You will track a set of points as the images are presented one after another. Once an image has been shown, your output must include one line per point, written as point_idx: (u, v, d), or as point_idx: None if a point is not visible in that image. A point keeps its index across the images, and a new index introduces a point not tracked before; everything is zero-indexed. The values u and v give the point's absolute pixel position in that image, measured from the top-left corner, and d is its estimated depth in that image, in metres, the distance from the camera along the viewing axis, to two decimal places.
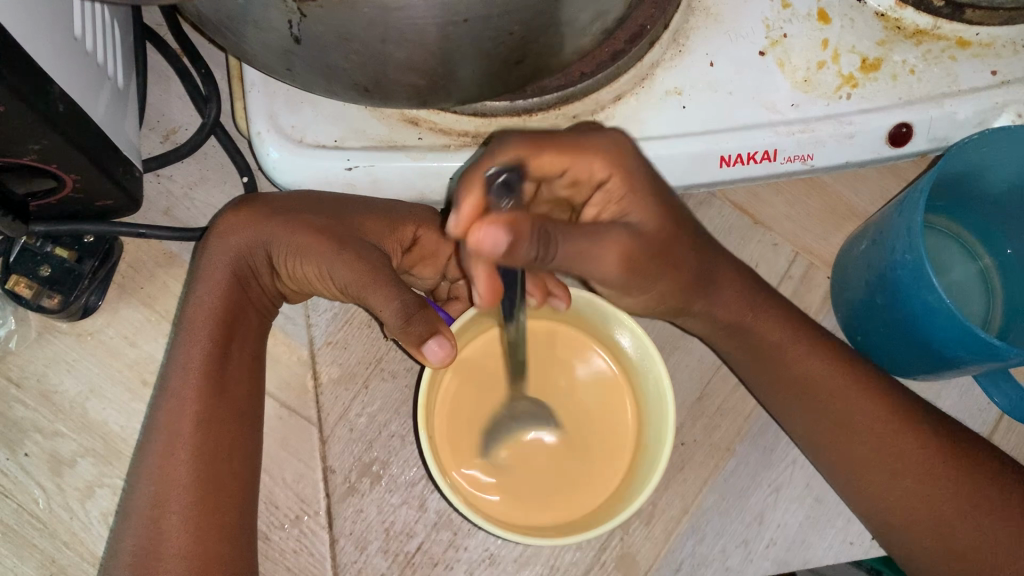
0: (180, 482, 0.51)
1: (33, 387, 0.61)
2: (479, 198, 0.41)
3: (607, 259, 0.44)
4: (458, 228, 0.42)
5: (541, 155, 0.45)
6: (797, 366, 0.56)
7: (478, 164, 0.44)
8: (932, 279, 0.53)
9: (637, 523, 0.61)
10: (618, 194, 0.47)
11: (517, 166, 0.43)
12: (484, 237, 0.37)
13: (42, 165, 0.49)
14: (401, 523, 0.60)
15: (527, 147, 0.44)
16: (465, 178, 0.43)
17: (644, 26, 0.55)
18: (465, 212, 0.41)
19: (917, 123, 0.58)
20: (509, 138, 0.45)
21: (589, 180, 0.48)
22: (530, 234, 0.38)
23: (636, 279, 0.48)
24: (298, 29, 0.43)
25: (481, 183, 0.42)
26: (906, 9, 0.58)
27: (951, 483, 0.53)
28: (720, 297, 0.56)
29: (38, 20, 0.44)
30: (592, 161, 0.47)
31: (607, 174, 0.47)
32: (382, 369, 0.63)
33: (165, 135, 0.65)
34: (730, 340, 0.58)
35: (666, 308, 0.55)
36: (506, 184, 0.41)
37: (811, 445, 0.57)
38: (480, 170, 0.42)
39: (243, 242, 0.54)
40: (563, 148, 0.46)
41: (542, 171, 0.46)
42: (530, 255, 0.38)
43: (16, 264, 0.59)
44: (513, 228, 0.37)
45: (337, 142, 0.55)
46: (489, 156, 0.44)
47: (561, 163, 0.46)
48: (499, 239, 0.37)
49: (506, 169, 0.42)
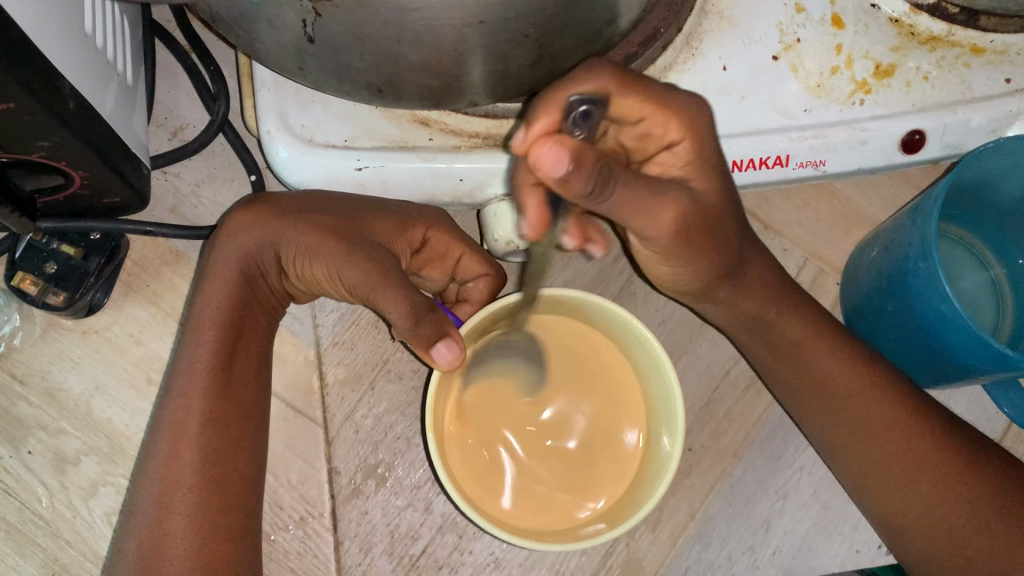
0: (185, 483, 0.50)
1: (36, 385, 0.60)
2: (555, 120, 0.40)
3: (660, 219, 0.45)
4: (523, 142, 0.40)
5: (625, 96, 0.43)
6: (813, 366, 0.56)
7: (558, 85, 0.42)
8: (944, 288, 0.52)
9: (643, 529, 0.61)
10: (688, 158, 0.47)
11: (602, 99, 0.41)
12: (546, 155, 0.37)
13: (52, 161, 0.49)
14: (406, 525, 0.60)
15: (612, 82, 0.42)
16: (542, 98, 0.41)
17: (658, 30, 0.54)
18: (537, 128, 0.40)
19: (929, 130, 0.57)
20: (596, 70, 0.43)
21: (660, 138, 0.47)
22: (590, 170, 0.37)
23: (677, 244, 0.49)
24: (313, 28, 0.43)
25: (559, 107, 0.40)
26: (920, 15, 0.58)
27: (966, 488, 0.52)
28: (744, 290, 0.56)
29: (50, 16, 0.43)
30: (670, 120, 0.45)
31: (680, 137, 0.46)
32: (389, 370, 0.63)
33: (173, 132, 0.65)
34: (753, 334, 0.58)
35: (693, 289, 0.56)
36: (586, 115, 0.40)
37: (830, 446, 0.58)
38: (565, 91, 0.41)
39: (251, 240, 0.53)
40: (651, 97, 0.44)
41: (620, 114, 0.45)
42: (585, 190, 0.38)
43: (21, 261, 0.58)
44: (579, 158, 0.37)
45: (347, 142, 0.54)
46: (571, 82, 0.41)
47: (640, 111, 0.44)
48: (559, 164, 0.37)
49: (588, 100, 0.40)
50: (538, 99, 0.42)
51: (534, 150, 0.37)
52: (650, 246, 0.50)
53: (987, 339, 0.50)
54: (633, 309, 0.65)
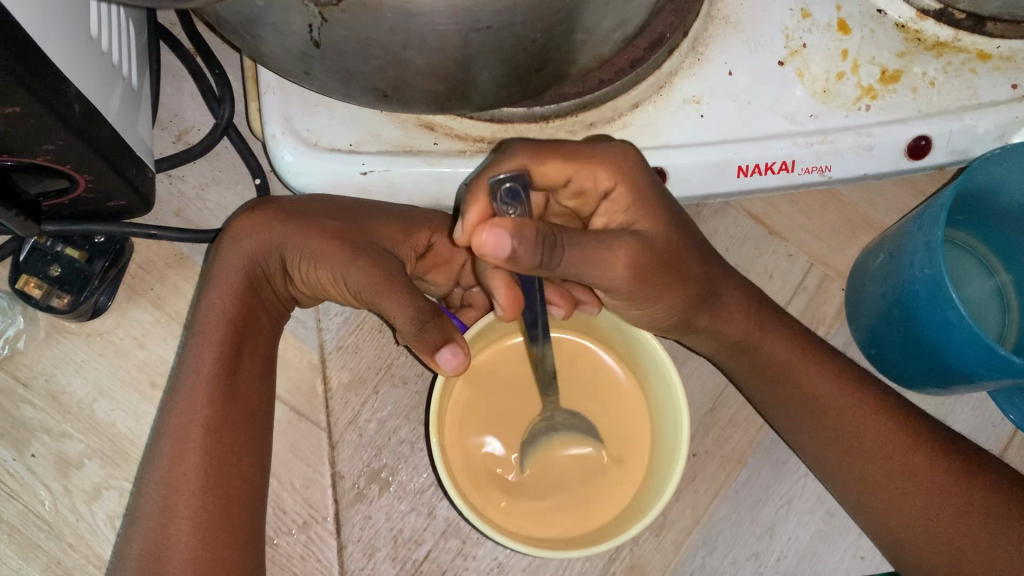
0: (189, 487, 0.50)
1: (40, 387, 0.60)
2: (485, 206, 0.45)
3: (613, 267, 0.46)
4: (462, 234, 0.45)
5: (543, 163, 0.46)
6: (804, 384, 0.56)
7: (483, 172, 0.46)
8: (950, 294, 0.52)
9: (647, 534, 0.60)
10: (622, 203, 0.48)
11: (523, 174, 0.45)
12: (489, 240, 0.39)
13: (56, 165, 0.49)
14: (409, 530, 0.59)
15: (530, 155, 0.46)
16: (472, 190, 0.46)
17: (663, 34, 0.55)
18: (471, 218, 0.45)
19: (935, 136, 0.57)
20: (517, 148, 0.47)
21: (594, 189, 0.49)
22: (532, 239, 0.40)
23: (641, 288, 0.48)
24: (319, 33, 0.42)
25: (487, 193, 0.45)
26: (927, 20, 0.58)
27: (966, 497, 0.53)
28: (725, 315, 0.55)
29: (56, 20, 0.43)
30: (597, 170, 0.47)
31: (612, 183, 0.48)
32: (393, 375, 0.63)
33: (177, 136, 0.65)
34: (741, 361, 0.58)
35: (671, 322, 0.54)
36: (511, 193, 0.44)
37: (821, 465, 0.57)
38: (488, 177, 0.45)
39: (257, 245, 0.53)
40: (567, 157, 0.47)
41: (550, 180, 0.47)
42: (534, 261, 0.41)
43: (25, 264, 0.58)
44: (518, 233, 0.39)
45: (352, 146, 0.54)
46: (491, 166, 0.46)
47: (566, 172, 0.47)
48: (502, 243, 0.39)
49: (513, 177, 0.44)
50: (466, 189, 0.46)
51: (474, 240, 0.40)
52: (613, 295, 0.49)
53: (992, 345, 0.50)
54: None
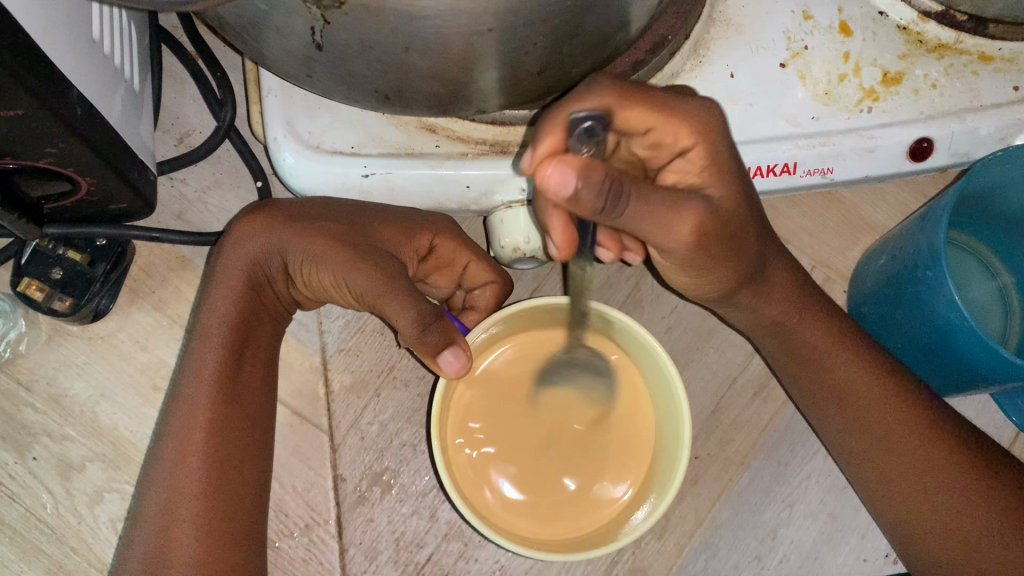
0: (190, 490, 0.50)
1: (42, 391, 0.60)
2: (558, 139, 0.43)
3: (678, 230, 0.44)
4: (530, 164, 0.44)
5: (627, 108, 0.44)
6: (835, 367, 0.56)
7: (561, 104, 0.44)
8: (953, 296, 0.52)
9: (649, 537, 0.60)
10: (701, 162, 0.47)
11: (605, 113, 0.43)
12: (552, 176, 0.39)
13: (58, 168, 0.49)
14: (411, 533, 0.59)
15: (615, 96, 0.44)
16: (547, 118, 0.44)
17: (664, 36, 0.55)
18: (543, 148, 0.43)
19: (938, 138, 0.57)
20: (605, 80, 0.45)
21: (671, 146, 0.47)
22: (598, 184, 0.39)
23: (698, 257, 0.48)
24: (321, 36, 0.42)
25: (563, 125, 0.43)
26: (928, 22, 0.58)
27: (980, 498, 0.52)
28: (769, 292, 0.55)
29: (58, 24, 0.43)
30: (680, 127, 0.46)
31: (692, 143, 0.46)
32: (394, 377, 0.62)
33: (179, 139, 0.65)
34: (775, 340, 0.58)
35: (716, 296, 0.54)
36: (588, 132, 0.42)
37: (847, 450, 0.57)
38: (568, 109, 0.43)
39: (259, 247, 0.53)
40: (660, 107, 0.45)
41: (629, 125, 0.46)
42: (596, 207, 0.40)
43: (28, 266, 0.58)
44: (585, 175, 0.38)
45: (353, 148, 0.54)
46: (575, 96, 0.44)
47: (649, 122, 0.45)
48: (566, 180, 0.38)
49: (592, 115, 0.42)
50: (542, 117, 0.44)
51: (540, 172, 0.40)
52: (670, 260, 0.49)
53: (995, 346, 0.50)
54: (640, 316, 0.65)
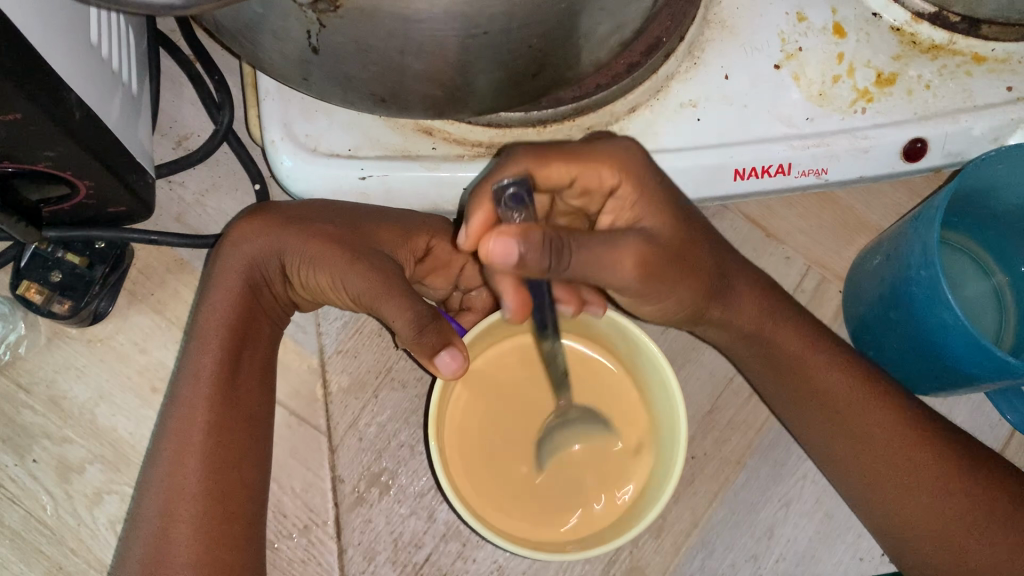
0: (188, 491, 0.51)
1: (41, 393, 0.60)
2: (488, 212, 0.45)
3: (622, 265, 0.44)
4: (467, 240, 0.46)
5: (546, 168, 0.46)
6: (817, 377, 0.56)
7: (488, 177, 0.46)
8: (945, 295, 0.52)
9: (647, 536, 0.61)
10: (630, 202, 0.48)
11: (526, 179, 0.44)
12: (496, 248, 0.39)
13: (56, 171, 0.49)
14: (409, 533, 0.60)
15: (532, 162, 0.46)
16: (475, 195, 0.46)
17: (659, 39, 0.56)
18: (475, 223, 0.46)
19: (932, 139, 0.57)
20: (520, 153, 0.47)
21: (599, 188, 0.48)
22: (540, 244, 0.39)
23: (652, 284, 0.47)
24: (317, 39, 0.43)
25: (493, 197, 0.43)
26: (922, 24, 0.58)
27: (967, 497, 0.53)
28: (738, 306, 0.55)
29: (56, 27, 0.44)
30: (601, 170, 0.47)
31: (617, 182, 0.47)
32: (392, 379, 0.63)
33: (177, 142, 0.66)
34: (752, 352, 0.57)
35: (681, 317, 0.54)
36: (516, 197, 0.43)
37: (831, 459, 0.57)
38: (491, 182, 0.45)
39: (257, 250, 0.54)
40: (571, 156, 0.47)
41: (552, 182, 0.47)
42: (544, 266, 0.40)
43: (26, 270, 0.58)
44: (524, 238, 0.39)
45: (350, 151, 0.54)
46: (496, 171, 0.46)
47: (570, 172, 0.47)
48: (509, 251, 0.39)
49: (516, 182, 0.43)
50: (470, 196, 0.47)
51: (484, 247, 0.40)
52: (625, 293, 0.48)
53: (988, 345, 0.50)
54: (637, 316, 0.65)
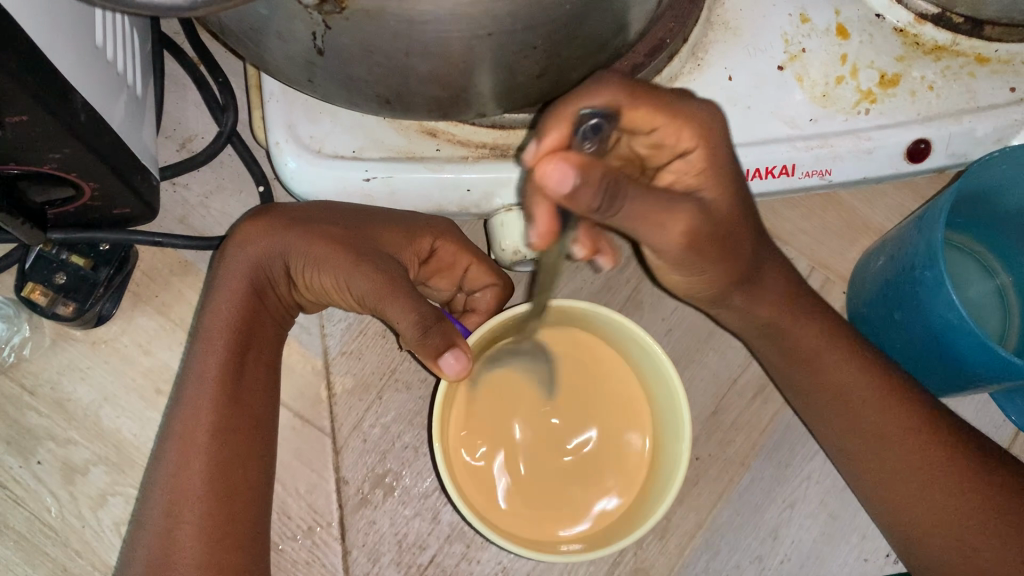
0: (193, 492, 0.51)
1: (46, 395, 0.60)
2: (565, 135, 0.41)
3: (670, 229, 0.44)
4: (532, 156, 0.41)
5: (635, 108, 0.43)
6: (829, 372, 0.56)
7: (566, 99, 0.42)
8: (949, 295, 0.52)
9: (651, 537, 0.61)
10: (700, 165, 0.46)
11: (612, 113, 0.42)
12: (553, 174, 0.37)
13: (62, 173, 0.49)
14: (413, 535, 0.60)
15: (622, 95, 0.43)
16: (554, 111, 0.42)
17: (664, 39, 0.55)
18: (547, 142, 0.41)
19: (935, 139, 0.57)
20: (611, 80, 0.43)
21: (672, 146, 0.46)
22: (597, 182, 0.38)
23: (690, 255, 0.48)
24: (322, 41, 0.43)
25: (570, 119, 0.41)
26: (925, 25, 0.58)
27: (977, 497, 0.52)
28: (759, 296, 0.55)
29: (61, 30, 0.44)
30: (682, 128, 0.45)
31: (693, 145, 0.46)
32: (396, 380, 0.63)
33: (182, 144, 0.66)
34: (768, 342, 0.58)
35: (706, 296, 0.55)
36: (596, 128, 0.40)
37: (845, 453, 0.57)
38: (574, 105, 0.41)
39: (260, 252, 0.54)
40: (661, 106, 0.44)
41: (633, 124, 0.44)
42: (592, 205, 0.38)
43: (31, 271, 0.58)
44: (583, 172, 0.37)
45: (355, 152, 0.54)
46: (583, 92, 0.42)
47: (654, 121, 0.44)
48: (566, 180, 0.37)
49: (599, 113, 0.41)
50: (547, 114, 0.43)
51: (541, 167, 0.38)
52: (664, 258, 0.49)
53: (991, 345, 0.51)
54: (641, 317, 0.65)
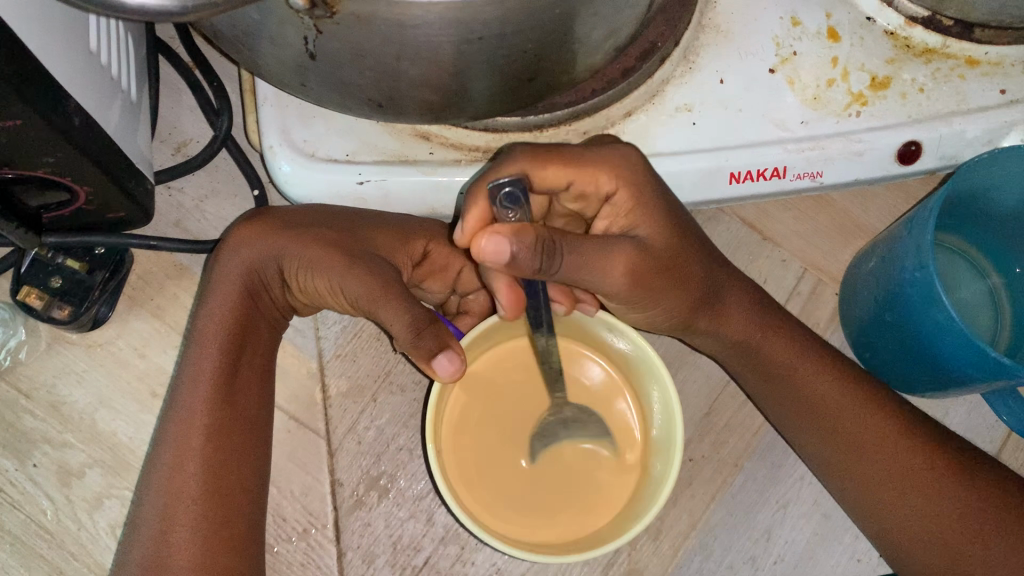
0: (188, 495, 0.51)
1: (42, 398, 0.61)
2: (486, 208, 0.46)
3: (613, 271, 0.48)
4: (464, 235, 0.48)
5: (544, 169, 0.47)
6: (806, 384, 0.56)
7: (482, 175, 0.47)
8: (939, 296, 0.53)
9: (645, 538, 0.61)
10: (626, 207, 0.49)
11: (522, 179, 0.46)
12: (488, 245, 0.42)
13: (56, 177, 0.49)
14: (408, 537, 0.60)
15: (528, 162, 0.47)
16: (471, 190, 0.47)
17: (655, 43, 0.56)
18: (469, 225, 0.47)
19: (926, 141, 0.58)
20: (517, 152, 0.47)
21: (596, 193, 0.50)
22: (531, 245, 0.43)
23: (641, 292, 0.50)
24: (314, 45, 0.43)
25: (486, 196, 0.46)
26: (915, 27, 0.58)
27: (962, 499, 0.53)
28: (725, 316, 0.56)
29: (55, 35, 0.44)
30: (598, 173, 0.48)
31: (613, 187, 0.49)
32: (391, 382, 0.63)
33: (176, 148, 0.66)
34: (740, 359, 0.58)
35: (670, 324, 0.56)
36: (512, 195, 0.44)
37: (825, 466, 0.57)
38: (488, 181, 0.46)
39: (254, 255, 0.54)
40: (566, 160, 0.47)
41: (547, 184, 0.48)
42: (534, 266, 0.44)
43: (26, 275, 0.59)
44: (517, 237, 0.42)
45: (348, 156, 0.55)
46: (492, 171, 0.47)
47: (566, 175, 0.48)
48: (502, 248, 0.42)
49: (512, 181, 0.44)
50: (466, 194, 0.48)
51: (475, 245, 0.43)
52: (617, 299, 0.51)
53: (982, 346, 0.51)
54: None
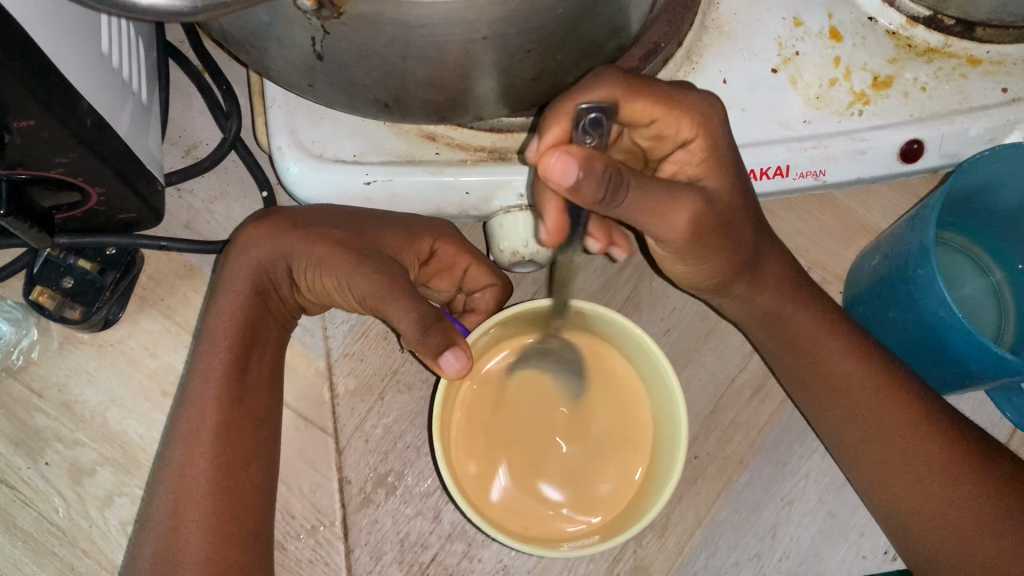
0: (199, 491, 0.51)
1: (54, 398, 0.62)
2: (565, 130, 0.43)
3: (674, 219, 0.47)
4: (534, 153, 0.44)
5: (632, 101, 0.45)
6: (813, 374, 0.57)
7: (571, 91, 0.44)
8: (942, 292, 0.53)
9: (650, 536, 0.61)
10: (699, 156, 0.49)
11: (611, 106, 0.43)
12: (556, 166, 0.40)
13: (68, 178, 0.50)
14: (416, 533, 0.60)
15: (620, 90, 0.44)
16: (552, 107, 0.44)
17: (658, 44, 0.56)
18: (547, 140, 0.44)
19: (928, 140, 0.58)
20: (612, 74, 0.45)
21: (673, 137, 0.48)
22: (599, 177, 0.40)
23: (696, 244, 0.50)
24: (321, 45, 0.44)
25: (570, 114, 0.43)
26: (917, 27, 0.59)
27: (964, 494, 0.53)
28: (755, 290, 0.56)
29: (68, 37, 0.45)
30: (680, 120, 0.47)
31: (692, 135, 0.48)
32: (398, 381, 0.64)
33: (186, 150, 0.67)
34: (767, 330, 0.59)
35: (708, 283, 0.56)
36: (595, 121, 0.42)
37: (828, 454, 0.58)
38: (574, 100, 0.43)
39: (262, 254, 0.55)
40: (661, 98, 0.46)
41: (632, 116, 0.46)
42: (597, 196, 0.41)
43: (39, 275, 0.60)
44: (587, 166, 0.40)
45: (356, 157, 0.55)
46: (583, 88, 0.44)
47: (652, 114, 0.46)
48: (568, 174, 0.40)
49: (598, 108, 0.42)
50: (549, 107, 0.44)
51: (542, 162, 0.41)
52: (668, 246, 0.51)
53: (988, 342, 0.51)
54: (639, 318, 0.66)
